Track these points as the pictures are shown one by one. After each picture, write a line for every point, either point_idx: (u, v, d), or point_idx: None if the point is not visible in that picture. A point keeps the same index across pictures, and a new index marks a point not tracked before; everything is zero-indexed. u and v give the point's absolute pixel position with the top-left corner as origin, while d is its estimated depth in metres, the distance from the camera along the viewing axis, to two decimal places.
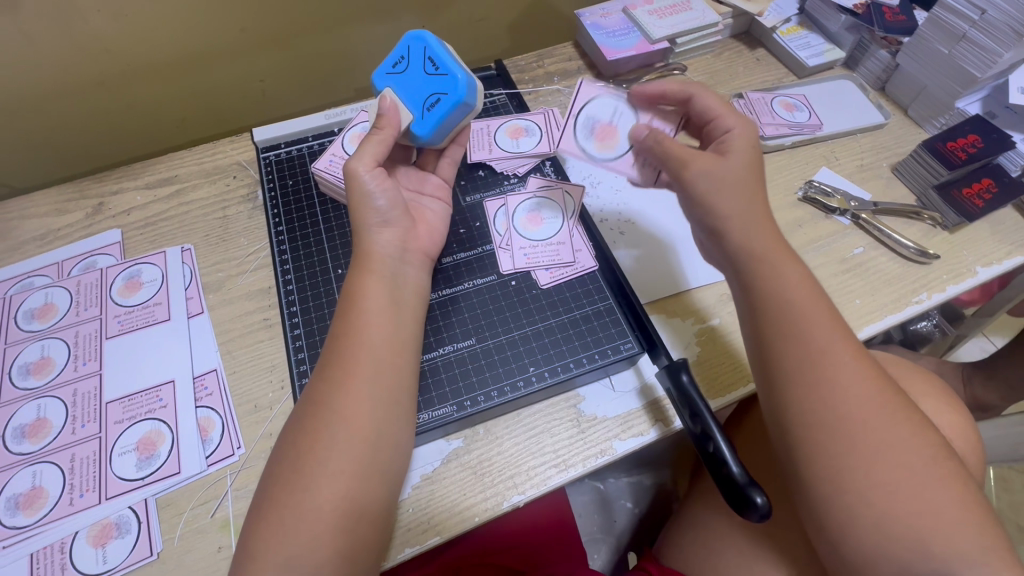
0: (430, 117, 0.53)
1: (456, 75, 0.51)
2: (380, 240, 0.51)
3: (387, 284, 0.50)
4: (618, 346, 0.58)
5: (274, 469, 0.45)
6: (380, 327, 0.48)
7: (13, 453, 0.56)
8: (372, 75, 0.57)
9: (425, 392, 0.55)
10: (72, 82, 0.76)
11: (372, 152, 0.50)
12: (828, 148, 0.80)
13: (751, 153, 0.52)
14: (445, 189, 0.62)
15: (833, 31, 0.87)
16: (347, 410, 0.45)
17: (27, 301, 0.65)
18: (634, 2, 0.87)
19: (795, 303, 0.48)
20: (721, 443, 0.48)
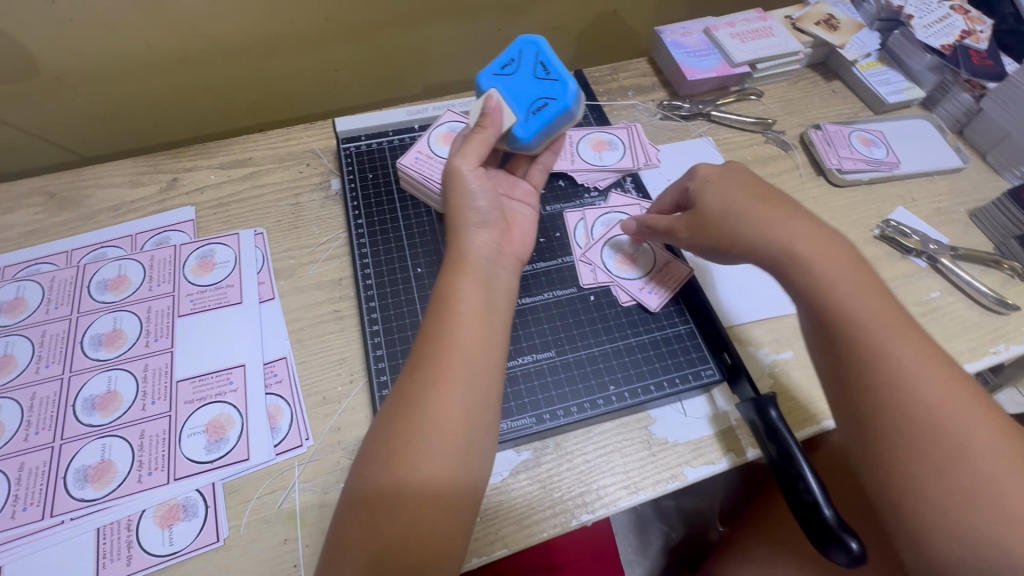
0: (535, 120, 0.54)
1: (568, 82, 0.53)
2: (477, 241, 0.51)
3: (481, 285, 0.49)
4: (698, 371, 0.58)
5: (361, 467, 0.44)
6: (473, 329, 0.46)
7: (83, 424, 0.55)
8: (477, 74, 0.57)
9: (505, 402, 0.55)
10: (155, 55, 0.76)
11: (474, 153, 0.52)
12: (904, 187, 0.79)
13: (727, 189, 0.55)
14: (534, 195, 0.61)
15: (915, 70, 0.86)
16: (439, 414, 0.43)
17: (100, 271, 0.65)
18: (717, 23, 0.86)
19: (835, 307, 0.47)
20: (812, 484, 0.47)
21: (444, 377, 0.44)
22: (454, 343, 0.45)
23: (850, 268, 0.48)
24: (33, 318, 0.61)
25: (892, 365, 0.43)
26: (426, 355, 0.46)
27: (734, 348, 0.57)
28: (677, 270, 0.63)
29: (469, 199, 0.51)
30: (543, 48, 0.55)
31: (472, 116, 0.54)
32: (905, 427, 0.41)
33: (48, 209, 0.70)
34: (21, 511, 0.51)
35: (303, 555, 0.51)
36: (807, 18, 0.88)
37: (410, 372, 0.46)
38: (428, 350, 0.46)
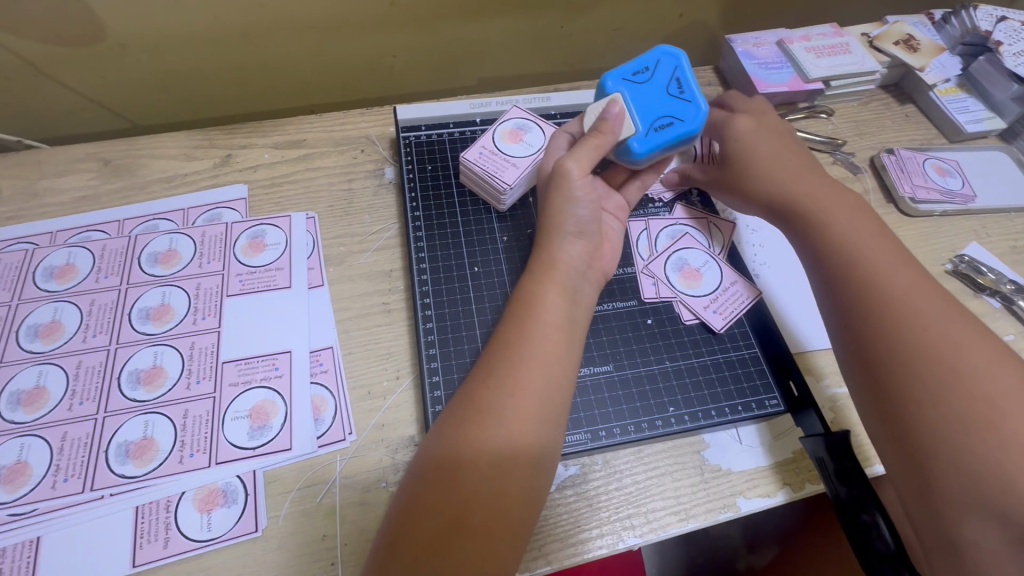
0: (657, 137, 0.55)
1: (699, 108, 0.55)
2: (569, 251, 0.53)
3: (566, 293, 0.51)
4: (762, 401, 0.57)
5: (426, 471, 0.44)
6: (552, 344, 0.48)
7: (127, 398, 0.54)
8: (605, 73, 0.58)
9: (575, 410, 0.54)
10: (218, 30, 0.75)
11: (586, 158, 0.53)
12: (980, 222, 0.76)
13: (752, 137, 0.62)
14: (625, 210, 0.61)
15: (997, 99, 0.82)
16: (514, 429, 0.44)
17: (152, 243, 0.64)
18: (791, 36, 0.83)
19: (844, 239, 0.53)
20: (882, 521, 0.46)
21: (519, 389, 0.45)
22: (529, 358, 0.47)
23: (859, 217, 0.55)
24: (82, 286, 0.61)
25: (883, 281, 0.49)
26: (502, 365, 0.47)
27: (802, 378, 0.57)
28: (744, 290, 0.61)
29: (571, 205, 0.53)
30: (680, 65, 0.57)
31: (590, 119, 0.55)
32: (897, 337, 0.46)
33: (102, 175, 0.70)
34: (62, 482, 0.50)
35: (342, 553, 0.50)
36: (885, 36, 0.85)
37: (483, 380, 0.47)
38: (505, 360, 0.47)
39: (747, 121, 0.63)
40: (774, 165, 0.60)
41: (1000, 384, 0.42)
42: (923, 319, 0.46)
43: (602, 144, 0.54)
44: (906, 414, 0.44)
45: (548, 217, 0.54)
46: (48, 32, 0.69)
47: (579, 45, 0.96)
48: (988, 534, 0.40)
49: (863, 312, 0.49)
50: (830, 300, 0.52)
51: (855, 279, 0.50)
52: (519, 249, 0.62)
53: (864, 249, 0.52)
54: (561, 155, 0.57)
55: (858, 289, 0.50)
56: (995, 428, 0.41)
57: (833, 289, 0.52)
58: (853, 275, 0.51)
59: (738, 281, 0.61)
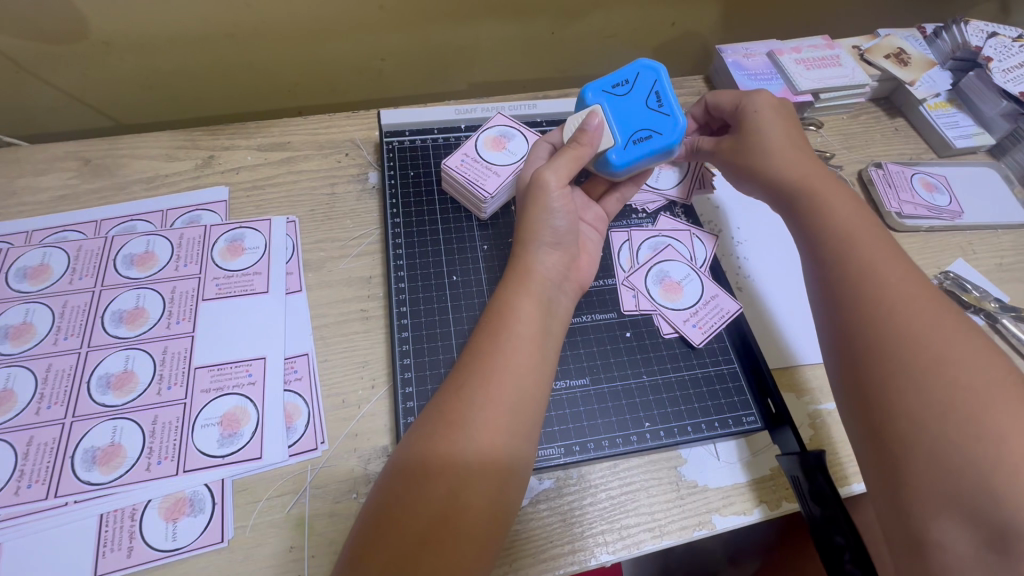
0: (634, 150, 0.55)
1: (676, 121, 0.55)
2: (543, 261, 0.52)
3: (541, 305, 0.50)
4: (740, 417, 0.56)
5: (393, 484, 0.43)
6: (526, 355, 0.47)
7: (96, 403, 0.54)
8: (585, 85, 0.60)
9: (549, 424, 0.54)
10: (204, 30, 0.75)
11: (564, 169, 0.53)
12: (966, 238, 0.75)
13: (772, 120, 0.62)
14: (604, 221, 0.61)
15: (987, 115, 0.81)
16: (485, 441, 0.44)
17: (129, 245, 0.63)
18: (781, 48, 0.83)
19: (841, 234, 0.54)
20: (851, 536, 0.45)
21: (491, 401, 0.45)
22: (499, 369, 0.46)
23: (856, 213, 0.55)
24: (56, 287, 0.60)
25: (876, 277, 0.49)
26: (473, 375, 0.46)
27: (780, 396, 0.55)
28: (726, 304, 0.60)
29: (548, 216, 0.53)
30: (660, 78, 0.58)
31: (569, 130, 0.57)
32: (889, 330, 0.46)
33: (81, 175, 0.69)
34: (26, 488, 0.49)
35: (309, 566, 0.49)
36: (876, 50, 0.85)
37: (455, 391, 0.46)
38: (477, 370, 0.46)
39: (759, 110, 0.63)
40: (778, 158, 0.60)
41: (984, 381, 0.42)
42: (914, 314, 0.46)
43: (579, 154, 0.54)
44: (885, 405, 0.44)
45: (524, 227, 0.53)
46: (29, 28, 0.68)
47: (571, 52, 0.95)
48: (958, 534, 0.39)
49: (855, 301, 0.49)
50: (822, 291, 0.53)
51: (849, 270, 0.51)
52: (499, 258, 0.61)
53: (859, 244, 0.52)
54: (540, 164, 0.57)
55: (851, 282, 0.50)
56: (974, 422, 0.40)
57: (825, 279, 0.52)
58: (846, 266, 0.51)
59: (720, 295, 0.61)
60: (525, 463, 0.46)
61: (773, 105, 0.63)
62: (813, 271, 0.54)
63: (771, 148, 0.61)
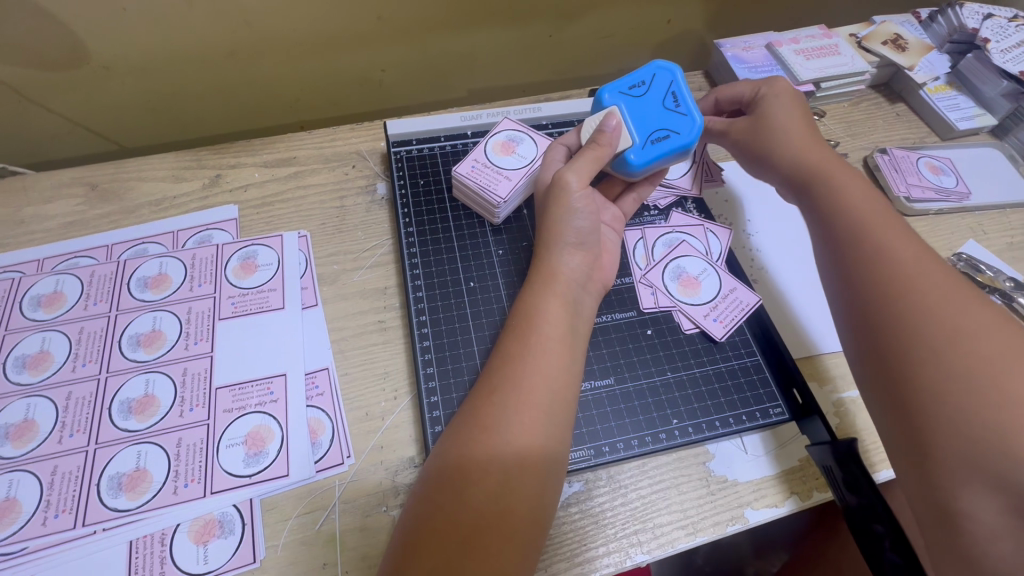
0: (653, 149, 0.56)
1: (695, 121, 0.56)
2: (568, 263, 0.53)
3: (566, 305, 0.50)
4: (766, 409, 0.56)
5: (428, 491, 0.43)
6: (556, 358, 0.48)
7: (119, 429, 0.53)
8: (602, 85, 0.60)
9: (578, 426, 0.53)
10: (205, 49, 0.75)
11: (585, 171, 0.54)
12: (975, 219, 0.76)
13: (789, 108, 0.62)
14: (621, 220, 0.60)
15: (987, 96, 0.82)
16: (522, 446, 0.44)
17: (141, 268, 0.63)
18: (779, 39, 0.83)
19: (853, 212, 0.54)
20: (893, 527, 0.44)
21: (525, 404, 0.45)
22: (530, 371, 0.46)
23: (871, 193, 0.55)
24: (71, 314, 0.59)
25: (891, 252, 0.49)
26: (506, 379, 0.46)
27: (805, 385, 0.55)
28: (745, 296, 0.60)
29: (570, 216, 0.53)
30: (675, 80, 0.59)
31: (587, 131, 0.57)
32: (907, 304, 0.46)
33: (89, 200, 0.69)
34: (53, 518, 0.49)
35: None
36: (873, 37, 0.85)
37: (487, 396, 0.46)
38: (508, 374, 0.46)
39: (785, 95, 0.63)
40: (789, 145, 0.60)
41: (1000, 350, 0.41)
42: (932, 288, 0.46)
43: (600, 154, 0.54)
44: (905, 378, 0.44)
45: (547, 228, 0.53)
46: (29, 56, 0.68)
47: (570, 54, 0.96)
48: (986, 504, 0.39)
49: (873, 275, 0.49)
50: (835, 268, 0.53)
51: (863, 248, 0.51)
52: (516, 263, 0.60)
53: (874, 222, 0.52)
54: (561, 165, 0.57)
55: (866, 259, 0.50)
56: (996, 390, 0.40)
57: (842, 253, 0.52)
58: (860, 243, 0.51)
59: (738, 287, 0.61)
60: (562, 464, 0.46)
61: (789, 95, 0.64)
62: (828, 247, 0.54)
63: (784, 132, 0.61)
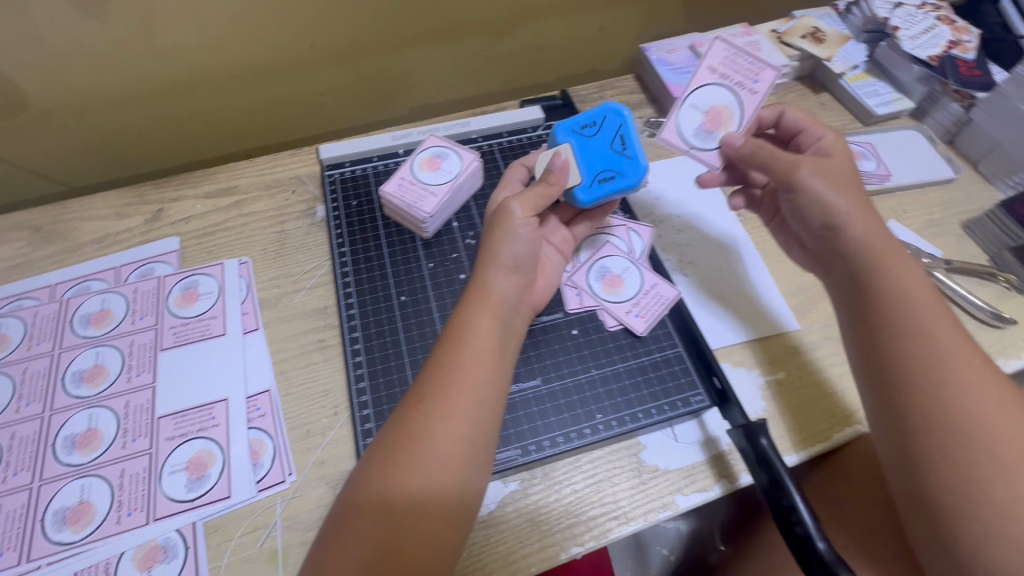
0: (599, 188, 0.60)
1: (640, 165, 0.60)
2: (502, 284, 0.54)
3: (485, 312, 0.52)
4: (687, 397, 0.58)
5: (353, 500, 0.45)
6: (475, 366, 0.49)
7: (62, 464, 0.54)
8: (556, 124, 0.64)
9: (504, 427, 0.56)
10: (141, 87, 0.77)
11: (531, 200, 0.57)
12: (896, 199, 0.79)
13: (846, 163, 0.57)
14: (570, 243, 0.64)
15: (903, 81, 0.85)
16: (446, 453, 0.46)
17: (84, 305, 0.64)
18: (701, 40, 0.87)
19: (897, 283, 0.50)
20: (800, 506, 0.46)
21: (444, 413, 0.47)
22: (456, 382, 0.48)
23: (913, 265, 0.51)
24: (15, 355, 0.61)
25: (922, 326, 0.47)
26: (432, 388, 0.48)
27: (723, 373, 0.57)
28: (665, 291, 0.62)
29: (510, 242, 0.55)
30: (625, 121, 0.62)
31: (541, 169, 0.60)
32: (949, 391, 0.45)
33: (32, 243, 0.70)
34: None
35: None
36: (793, 31, 0.88)
37: (413, 406, 0.48)
38: (430, 383, 0.49)
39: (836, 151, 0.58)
40: (828, 211, 0.54)
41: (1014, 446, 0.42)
42: (958, 378, 0.45)
43: (548, 192, 0.58)
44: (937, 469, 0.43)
45: (487, 252, 0.55)
46: None
47: (507, 66, 0.99)
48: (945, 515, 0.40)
49: (920, 361, 0.46)
50: (867, 338, 0.50)
51: (905, 329, 0.48)
52: (445, 275, 0.63)
53: (917, 300, 0.49)
54: (511, 198, 0.61)
55: (909, 341, 0.47)
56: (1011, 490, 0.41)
57: (886, 329, 0.49)
58: (900, 324, 0.48)
59: (659, 283, 0.63)
60: (484, 466, 0.48)
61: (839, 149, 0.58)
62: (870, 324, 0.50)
63: (816, 194, 0.54)
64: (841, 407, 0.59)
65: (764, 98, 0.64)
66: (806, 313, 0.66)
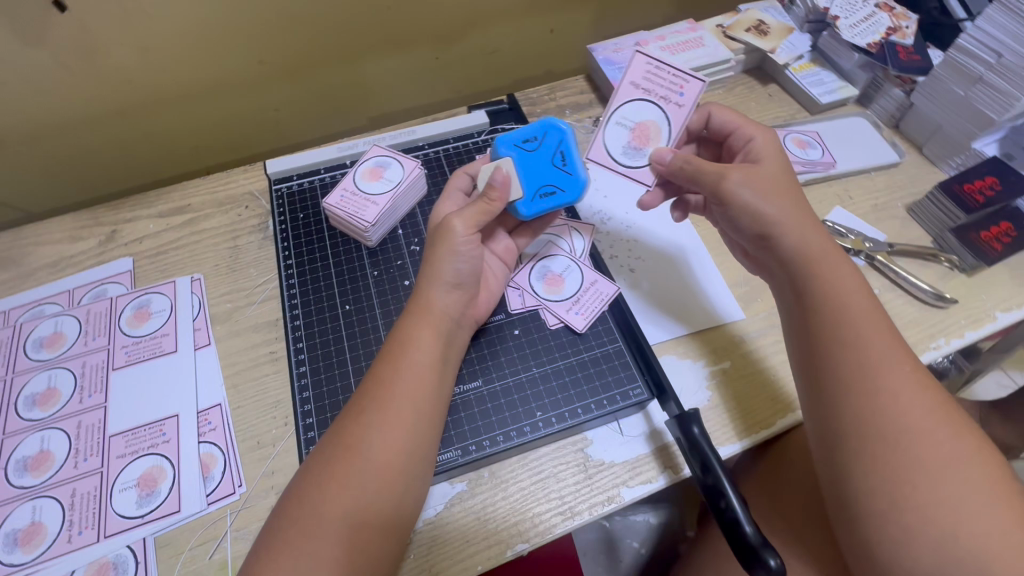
0: (540, 204, 0.60)
1: (578, 182, 0.61)
2: (445, 299, 0.54)
3: (422, 317, 0.53)
4: (627, 391, 0.59)
5: (290, 509, 0.45)
6: (411, 370, 0.50)
7: (14, 486, 0.55)
8: (499, 136, 0.63)
9: (446, 429, 0.56)
10: (92, 111, 0.78)
11: (471, 216, 0.56)
12: (841, 186, 0.80)
13: (776, 163, 0.57)
14: (512, 252, 0.65)
15: (846, 69, 0.87)
16: (383, 463, 0.46)
17: (37, 329, 0.65)
18: (646, 38, 0.88)
19: (822, 271, 0.51)
20: (733, 501, 0.46)
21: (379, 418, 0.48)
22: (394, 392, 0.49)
23: (852, 274, 0.51)
24: None
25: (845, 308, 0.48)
26: (370, 396, 0.49)
27: (660, 368, 0.58)
28: (604, 287, 0.64)
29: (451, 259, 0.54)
30: (566, 137, 0.62)
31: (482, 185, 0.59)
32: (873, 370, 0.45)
33: None
34: None
35: None
36: (737, 25, 0.90)
37: (352, 416, 0.48)
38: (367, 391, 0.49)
39: (767, 152, 0.58)
40: (758, 215, 0.54)
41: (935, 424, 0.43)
42: (877, 358, 0.46)
43: (488, 209, 0.56)
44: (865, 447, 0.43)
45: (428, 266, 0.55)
46: None
47: (461, 72, 1.00)
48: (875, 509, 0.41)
49: (844, 341, 0.47)
50: (807, 344, 0.50)
51: (842, 336, 0.47)
52: (389, 281, 0.64)
53: (855, 306, 0.48)
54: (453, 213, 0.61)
55: (830, 323, 0.48)
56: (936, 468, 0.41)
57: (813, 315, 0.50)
58: (836, 331, 0.48)
59: (598, 279, 0.65)
60: (423, 473, 0.49)
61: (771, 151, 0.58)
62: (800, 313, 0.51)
63: (746, 205, 0.54)
64: (783, 393, 0.60)
65: (691, 112, 0.62)
66: (751, 303, 0.66)
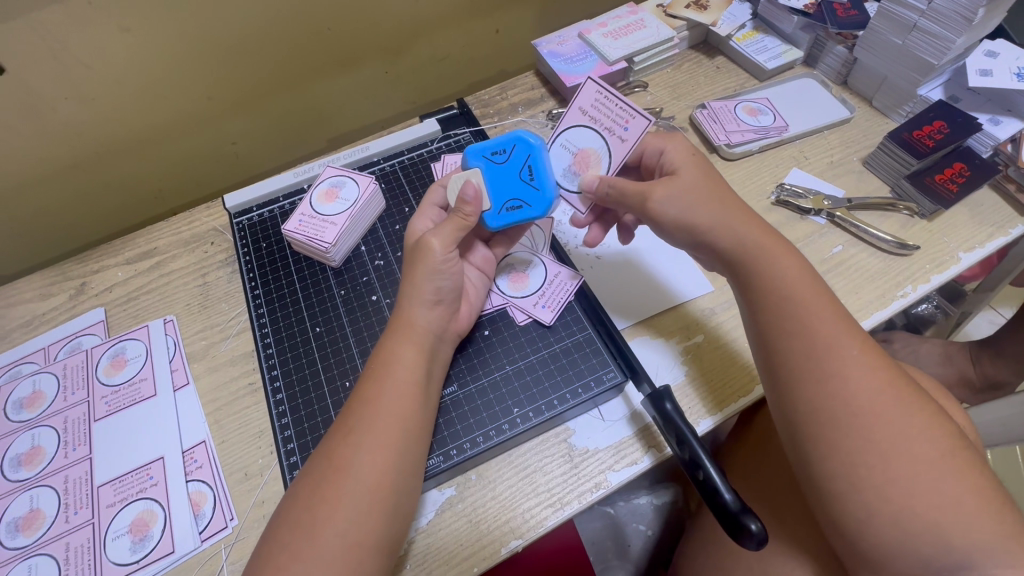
0: (506, 216, 0.59)
1: (547, 198, 0.59)
2: (426, 316, 0.54)
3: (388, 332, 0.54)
4: (600, 376, 0.60)
5: (274, 537, 0.46)
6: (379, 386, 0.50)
7: (8, 548, 0.56)
8: (467, 147, 0.61)
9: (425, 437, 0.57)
10: (47, 168, 0.78)
11: (449, 233, 0.55)
12: (796, 148, 0.80)
13: (693, 164, 0.58)
14: (491, 261, 0.64)
15: (788, 32, 0.87)
16: (369, 481, 0.46)
17: (17, 389, 0.66)
18: (588, 27, 0.88)
19: (747, 246, 0.52)
20: (711, 470, 0.47)
21: (354, 439, 0.48)
22: (371, 409, 0.49)
23: (795, 261, 0.51)
24: None
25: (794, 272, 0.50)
26: (345, 416, 0.49)
27: (628, 349, 0.60)
28: (567, 278, 0.65)
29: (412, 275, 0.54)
30: (536, 152, 0.60)
31: (450, 201, 0.59)
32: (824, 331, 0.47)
33: None
34: None
35: None
36: (677, 3, 0.90)
37: (332, 439, 0.48)
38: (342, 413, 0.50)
39: (681, 152, 0.59)
40: (691, 224, 0.54)
41: (877, 374, 0.44)
42: (830, 317, 0.47)
43: (464, 224, 0.56)
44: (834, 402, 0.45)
45: (407, 283, 0.54)
46: None
47: (413, 83, 1.00)
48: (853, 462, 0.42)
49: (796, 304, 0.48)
50: (757, 337, 0.51)
51: (802, 323, 0.47)
52: (356, 298, 0.67)
53: (803, 288, 0.49)
54: (428, 231, 0.59)
55: (783, 285, 0.49)
56: (885, 416, 0.43)
57: (761, 286, 0.51)
58: (783, 323, 0.48)
59: (562, 270, 0.66)
60: (412, 486, 0.49)
61: (686, 154, 0.59)
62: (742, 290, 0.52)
63: (677, 220, 0.55)
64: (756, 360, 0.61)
65: (634, 147, 0.61)
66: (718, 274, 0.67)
